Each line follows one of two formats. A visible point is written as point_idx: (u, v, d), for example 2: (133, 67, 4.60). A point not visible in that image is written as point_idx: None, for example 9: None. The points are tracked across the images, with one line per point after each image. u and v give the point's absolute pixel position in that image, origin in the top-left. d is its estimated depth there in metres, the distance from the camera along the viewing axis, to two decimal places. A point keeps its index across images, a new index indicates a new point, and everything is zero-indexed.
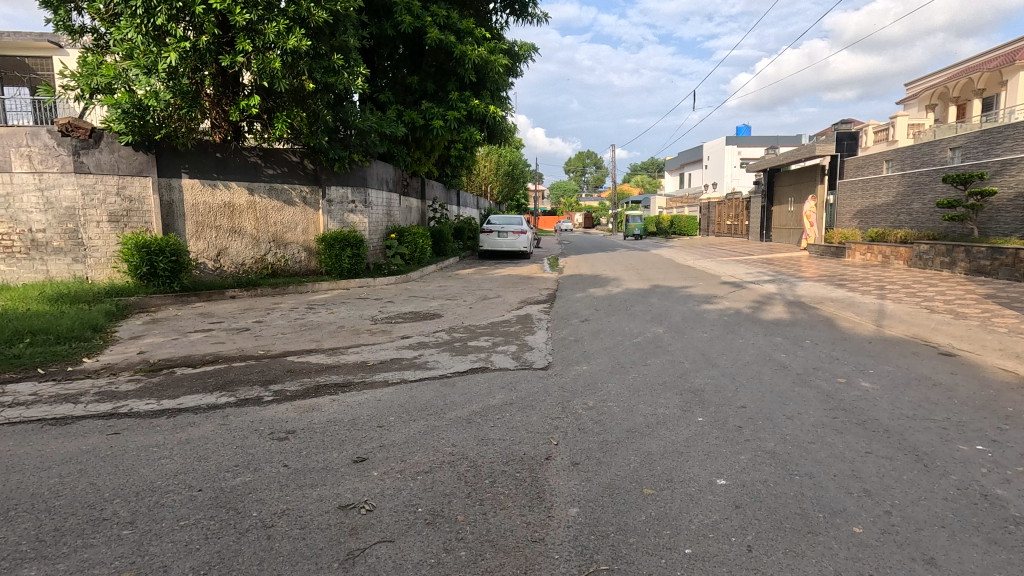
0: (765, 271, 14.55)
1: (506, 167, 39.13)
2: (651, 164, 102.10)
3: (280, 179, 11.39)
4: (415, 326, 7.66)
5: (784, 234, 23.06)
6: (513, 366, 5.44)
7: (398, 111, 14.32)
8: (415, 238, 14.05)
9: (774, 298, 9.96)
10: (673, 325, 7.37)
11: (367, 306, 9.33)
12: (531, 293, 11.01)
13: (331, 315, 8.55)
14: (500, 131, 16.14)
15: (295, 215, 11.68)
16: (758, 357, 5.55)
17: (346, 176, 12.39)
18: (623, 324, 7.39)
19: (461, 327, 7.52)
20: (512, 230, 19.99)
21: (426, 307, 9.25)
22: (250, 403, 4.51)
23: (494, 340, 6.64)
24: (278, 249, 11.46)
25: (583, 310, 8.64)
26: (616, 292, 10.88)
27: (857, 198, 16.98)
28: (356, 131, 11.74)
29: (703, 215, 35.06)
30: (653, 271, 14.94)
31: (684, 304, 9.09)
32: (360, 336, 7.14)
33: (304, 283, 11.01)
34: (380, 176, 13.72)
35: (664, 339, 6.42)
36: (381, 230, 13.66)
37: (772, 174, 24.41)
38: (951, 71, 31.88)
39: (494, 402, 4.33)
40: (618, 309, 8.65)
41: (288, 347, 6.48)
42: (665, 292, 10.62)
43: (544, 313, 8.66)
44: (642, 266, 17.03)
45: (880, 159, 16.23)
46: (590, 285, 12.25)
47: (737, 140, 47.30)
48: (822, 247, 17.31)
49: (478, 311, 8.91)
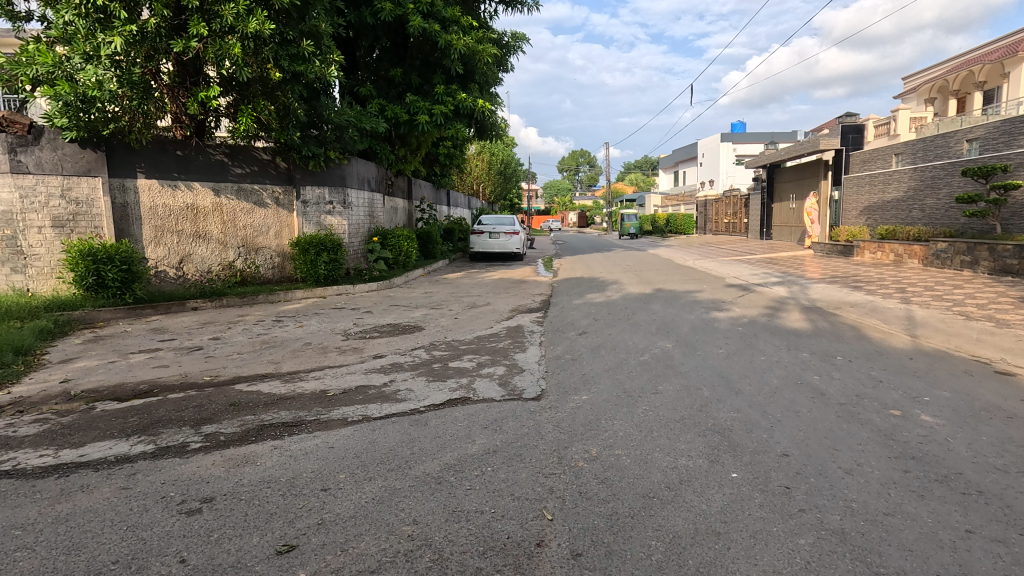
0: (771, 272, 13.75)
1: (498, 166, 38.21)
2: (645, 161, 101.40)
3: (249, 179, 10.49)
4: (391, 342, 6.79)
5: (785, 232, 22.29)
6: (499, 396, 4.57)
7: (380, 105, 13.43)
8: (399, 241, 13.18)
9: (788, 302, 9.13)
10: (682, 337, 6.53)
11: (342, 318, 8.45)
12: (523, 300, 10.14)
13: (300, 329, 7.67)
14: (490, 126, 15.28)
15: (267, 217, 10.78)
16: (788, 380, 4.72)
17: (323, 175, 11.50)
18: (627, 337, 6.54)
19: (444, 343, 6.65)
20: (503, 231, 19.12)
21: (407, 318, 8.37)
22: (170, 453, 3.63)
23: (480, 360, 5.78)
24: (248, 254, 10.56)
25: (580, 320, 7.79)
26: (615, 298, 10.03)
27: (865, 194, 16.22)
28: (332, 126, 10.88)
29: (700, 212, 34.27)
30: (653, 273, 14.10)
31: (691, 312, 8.24)
32: (328, 355, 6.27)
33: (276, 292, 10.11)
34: (361, 174, 12.83)
35: (675, 356, 5.58)
36: (362, 233, 12.77)
37: (772, 171, 23.59)
38: (951, 64, 31.22)
39: (473, 451, 3.47)
40: (618, 319, 7.80)
41: (239, 372, 5.60)
42: (668, 298, 9.77)
43: (537, 324, 7.80)
44: (641, 267, 16.18)
45: (889, 153, 15.48)
46: (587, 289, 11.40)
47: (732, 137, 46.61)
48: (828, 245, 16.55)
49: (464, 323, 8.05)
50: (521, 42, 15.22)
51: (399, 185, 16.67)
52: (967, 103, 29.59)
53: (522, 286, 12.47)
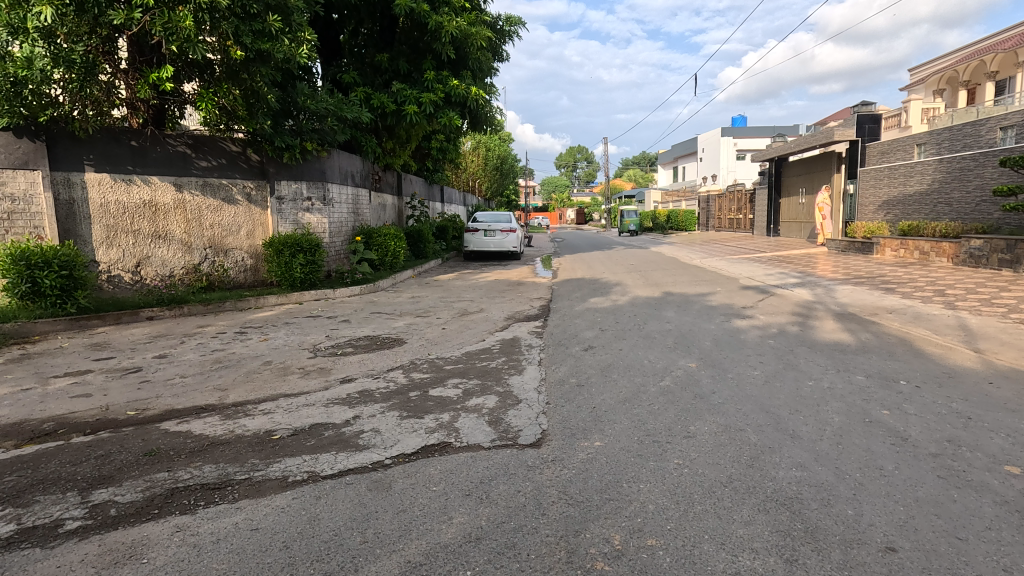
0: (787, 272, 12.80)
1: (494, 162, 37.09)
2: (643, 157, 100.36)
3: (216, 173, 9.49)
4: (366, 361, 5.80)
5: (794, 228, 21.31)
6: (488, 443, 3.59)
7: (366, 93, 12.41)
8: (385, 240, 12.20)
9: (816, 308, 8.17)
10: (707, 353, 5.55)
11: (316, 329, 7.47)
12: (520, 306, 9.17)
13: (263, 344, 6.66)
14: (484, 116, 14.30)
15: (237, 215, 9.76)
16: (853, 417, 3.74)
17: (300, 169, 10.48)
18: (642, 353, 5.56)
19: (427, 362, 5.67)
20: (499, 228, 18.14)
21: (389, 329, 7.38)
22: (29, 538, 2.64)
23: (468, 386, 4.80)
24: (216, 256, 9.55)
25: (585, 332, 6.80)
26: (622, 303, 9.04)
27: (883, 188, 15.27)
28: (309, 115, 9.87)
29: (702, 208, 33.32)
30: (659, 273, 13.11)
31: (709, 321, 7.26)
32: (289, 378, 5.28)
33: (245, 298, 9.11)
34: (343, 168, 11.82)
35: (703, 381, 4.60)
36: (345, 232, 11.76)
37: (780, 164, 22.58)
38: (960, 54, 30.31)
39: (450, 542, 2.48)
40: (629, 329, 6.82)
41: (174, 403, 4.60)
42: (681, 303, 8.77)
43: (536, 336, 6.81)
44: (646, 267, 15.19)
45: (910, 144, 14.53)
46: (591, 292, 10.41)
47: (733, 131, 45.64)
48: (843, 242, 15.61)
49: (452, 334, 7.07)
50: (517, 26, 14.22)
51: (387, 180, 15.63)
52: (977, 94, 28.68)
53: (519, 289, 11.50)
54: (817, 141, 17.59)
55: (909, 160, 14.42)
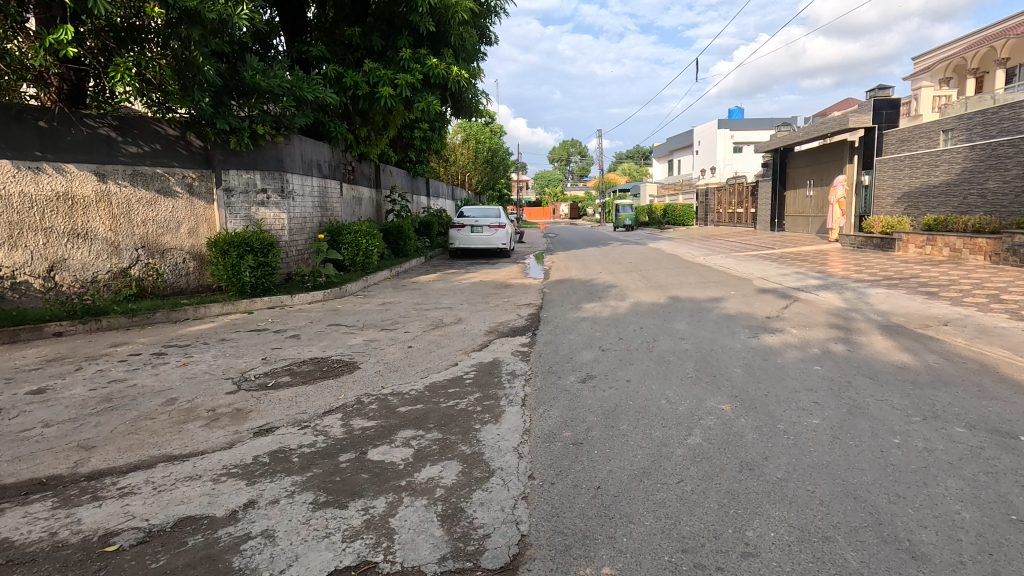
0: (803, 272, 11.57)
1: (484, 154, 35.54)
2: (637, 151, 99.11)
3: (148, 160, 8.11)
4: (300, 400, 4.46)
5: (801, 222, 20.08)
6: (432, 565, 2.29)
7: (334, 72, 11.04)
8: (355, 238, 10.89)
9: (853, 317, 6.92)
10: (741, 386, 4.28)
11: (254, 349, 6.13)
12: (504, 315, 7.86)
13: (178, 371, 5.30)
14: (468, 101, 12.97)
15: (175, 209, 8.40)
16: (992, 513, 2.47)
17: (252, 157, 9.11)
18: (658, 389, 4.28)
19: (377, 402, 4.35)
20: (487, 224, 16.85)
21: (343, 350, 6.04)
22: None
23: (422, 443, 3.50)
24: (150, 257, 8.19)
25: (582, 353, 5.51)
26: (623, 311, 7.74)
27: (903, 178, 14.05)
28: (259, 95, 8.51)
29: (700, 202, 32.11)
30: (662, 273, 11.81)
31: (732, 336, 5.98)
32: (186, 428, 3.94)
33: (182, 308, 7.76)
34: (307, 156, 10.46)
35: (748, 440, 3.32)
36: (309, 229, 10.42)
37: (785, 155, 21.32)
38: (967, 40, 29.14)
39: None
40: (636, 350, 5.52)
41: (4, 474, 3.25)
42: (693, 312, 7.48)
43: (521, 359, 5.50)
44: (645, 265, 13.91)
45: (935, 130, 13.26)
46: (586, 296, 9.11)
47: (730, 123, 44.48)
48: (859, 238, 14.41)
49: (419, 356, 5.74)
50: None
51: (363, 171, 14.26)
52: (985, 83, 27.53)
53: (506, 292, 10.20)
54: (828, 128, 16.32)
55: (933, 148, 13.18)
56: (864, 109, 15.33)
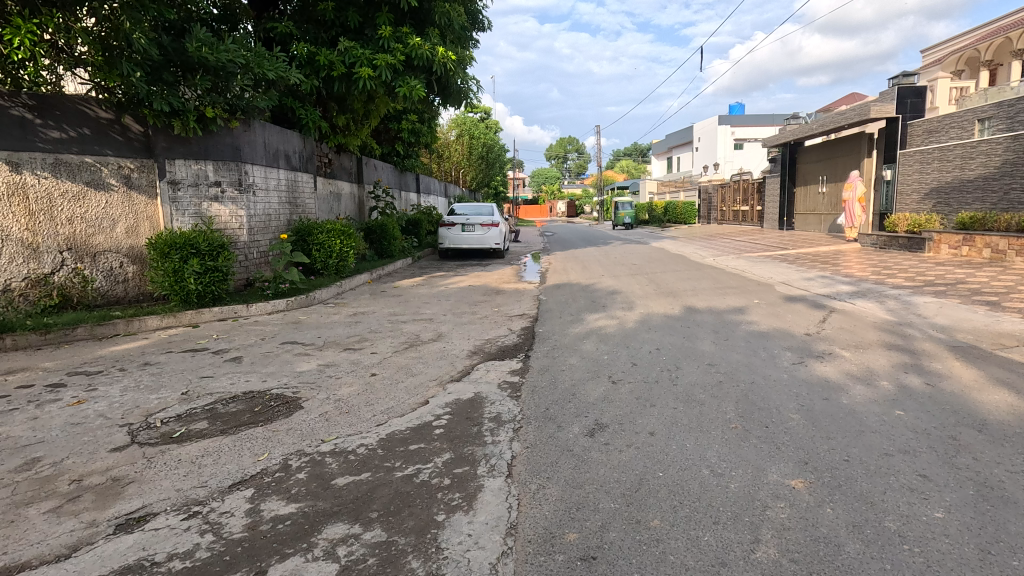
0: (827, 275, 10.43)
1: (479, 151, 34.53)
2: (635, 149, 98.04)
3: (74, 147, 6.88)
4: (204, 464, 3.26)
5: (813, 220, 18.96)
6: None
7: (304, 50, 9.82)
8: (327, 239, 9.71)
9: (911, 335, 5.78)
10: (809, 448, 3.11)
11: (178, 377, 4.92)
12: (493, 329, 6.69)
13: (65, 412, 4.08)
14: (457, 87, 11.78)
15: (109, 204, 7.19)
16: None
17: (203, 144, 7.89)
18: (694, 453, 3.11)
19: (309, 468, 3.16)
20: (479, 223, 15.69)
21: (289, 380, 4.84)
22: None
23: (352, 555, 2.32)
24: (77, 262, 6.96)
25: (587, 387, 4.34)
26: (633, 324, 6.57)
27: (931, 173, 12.92)
28: (207, 71, 7.31)
29: (703, 200, 30.98)
30: (670, 277, 10.64)
31: (772, 362, 4.83)
32: (25, 516, 2.73)
33: (112, 321, 6.56)
34: (271, 145, 9.27)
35: (851, 557, 2.16)
36: (274, 227, 9.23)
37: (796, 149, 20.16)
38: (980, 32, 28.04)
39: None
40: (656, 384, 4.35)
41: None
42: (716, 327, 6.31)
43: (508, 395, 4.32)
44: (650, 268, 12.74)
45: (969, 119, 12.10)
46: (589, 305, 7.94)
47: (732, 118, 43.38)
48: (881, 237, 13.29)
49: (381, 391, 4.54)
50: None
51: (342, 165, 13.04)
52: (998, 75, 26.40)
53: (496, 300, 9.03)
54: (846, 119, 15.16)
55: (967, 139, 12.05)
56: (887, 98, 14.16)
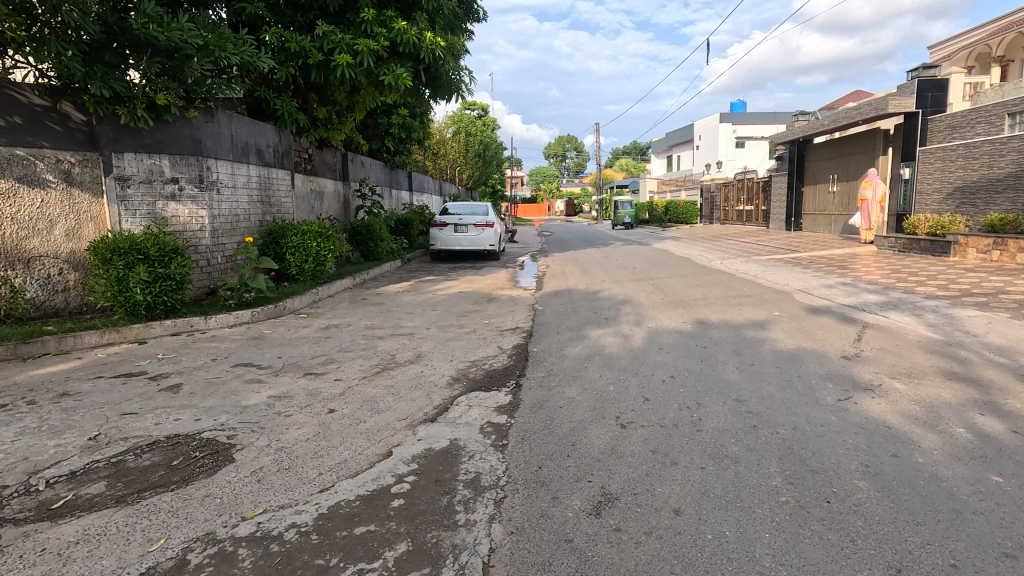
0: (848, 282, 9.59)
1: (477, 148, 34.02)
2: (635, 147, 97.18)
3: (2, 138, 6.00)
4: (72, 561, 2.40)
5: (823, 221, 18.13)
6: None
7: (278, 35, 8.94)
8: (303, 242, 8.86)
9: (968, 359, 4.94)
10: (896, 545, 2.27)
11: (93, 414, 4.05)
12: (481, 349, 5.83)
13: None
14: (447, 78, 10.93)
15: (47, 203, 6.33)
16: None
17: (157, 136, 7.02)
18: (738, 551, 2.27)
19: (212, 571, 2.30)
20: (472, 223, 14.84)
21: (228, 418, 3.98)
22: None
23: None
24: (6, 269, 6.08)
25: (589, 435, 3.49)
26: (641, 343, 5.71)
27: (955, 171, 12.08)
28: (157, 52, 6.42)
29: (706, 199, 30.15)
30: (678, 284, 9.80)
31: (814, 397, 3.98)
32: None
33: (42, 338, 5.71)
34: (239, 138, 8.40)
35: None
36: (242, 229, 8.38)
37: (805, 146, 19.32)
38: (991, 26, 27.17)
39: None
40: (675, 430, 3.51)
41: None
42: (736, 347, 5.46)
43: (492, 443, 3.47)
44: (655, 272, 11.88)
45: (998, 114, 11.25)
46: (590, 317, 7.09)
47: (734, 116, 42.55)
48: (900, 240, 12.47)
49: (335, 436, 3.69)
50: None
51: (325, 161, 12.18)
52: (1010, 71, 25.52)
53: (487, 309, 8.18)
54: (862, 115, 14.31)
55: (994, 135, 11.19)
56: (906, 92, 13.28)
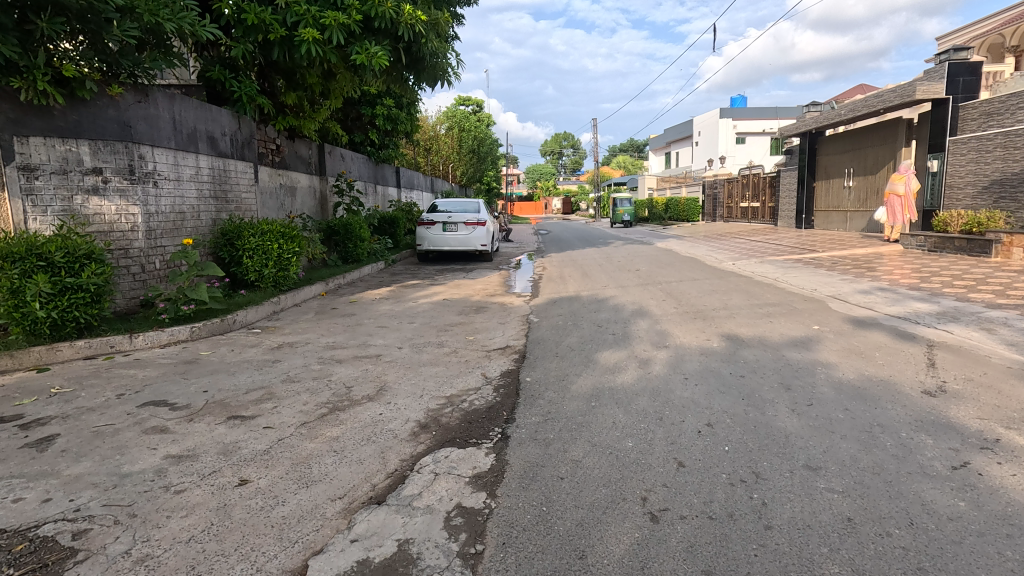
0: (886, 286, 8.44)
1: (471, 144, 33.05)
2: (632, 144, 96.14)
3: None
4: None
5: (838, 218, 17.02)
6: None
7: (232, 5, 7.75)
8: (262, 244, 7.69)
9: None
10: None
11: None
12: (460, 379, 4.65)
13: None
14: (430, 60, 9.73)
15: None
16: None
17: (71, 118, 5.83)
18: None
19: None
20: (462, 221, 13.67)
21: (90, 498, 2.80)
22: None
23: None
24: None
25: (605, 539, 2.34)
26: (660, 373, 4.56)
27: (993, 162, 10.96)
28: (61, 10, 5.13)
29: (708, 197, 29.05)
30: (692, 289, 8.65)
31: (916, 463, 2.85)
32: None
33: None
34: (184, 123, 7.20)
35: None
36: (188, 229, 7.20)
37: (816, 139, 18.21)
38: (1004, 15, 26.03)
39: None
40: (734, 531, 2.36)
41: None
42: (782, 378, 4.31)
43: (461, 552, 2.31)
44: (663, 274, 10.74)
45: None
46: (596, 334, 5.94)
47: (734, 111, 41.46)
48: (931, 238, 11.35)
49: (233, 532, 2.52)
50: None
51: (297, 153, 10.99)
52: None
53: (474, 321, 7.02)
54: (885, 103, 13.19)
55: None
56: (935, 77, 12.16)
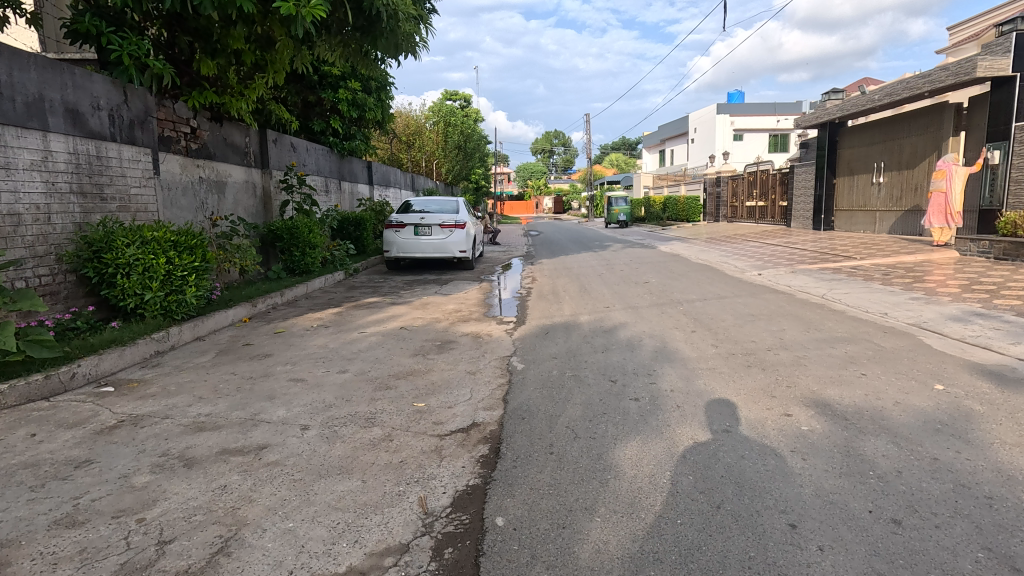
0: (981, 309, 6.43)
1: (457, 140, 30.81)
2: (624, 143, 94.22)
3: None
4: None
5: (866, 219, 15.08)
6: None
7: None
8: (141, 258, 5.52)
9: None
10: None
11: None
12: (374, 521, 2.55)
13: None
14: (390, 21, 7.48)
15: None
16: None
17: None
18: None
19: None
20: (437, 224, 11.53)
21: None
22: None
23: None
24: None
25: None
26: (743, 511, 2.49)
27: None
28: None
29: (710, 196, 27.11)
30: (728, 314, 6.60)
31: None
32: None
33: None
34: (17, 86, 5.07)
35: None
36: (22, 237, 5.07)
37: (837, 131, 16.28)
38: None
39: None
40: None
41: None
42: (981, 533, 2.25)
43: None
44: (681, 289, 8.69)
45: None
46: (611, 403, 3.87)
47: (732, 107, 39.61)
48: (1001, 242, 9.41)
49: None
50: None
51: (224, 138, 8.83)
52: None
53: (432, 369, 4.91)
54: (934, 83, 11.25)
55: None
56: (999, 50, 10.23)
